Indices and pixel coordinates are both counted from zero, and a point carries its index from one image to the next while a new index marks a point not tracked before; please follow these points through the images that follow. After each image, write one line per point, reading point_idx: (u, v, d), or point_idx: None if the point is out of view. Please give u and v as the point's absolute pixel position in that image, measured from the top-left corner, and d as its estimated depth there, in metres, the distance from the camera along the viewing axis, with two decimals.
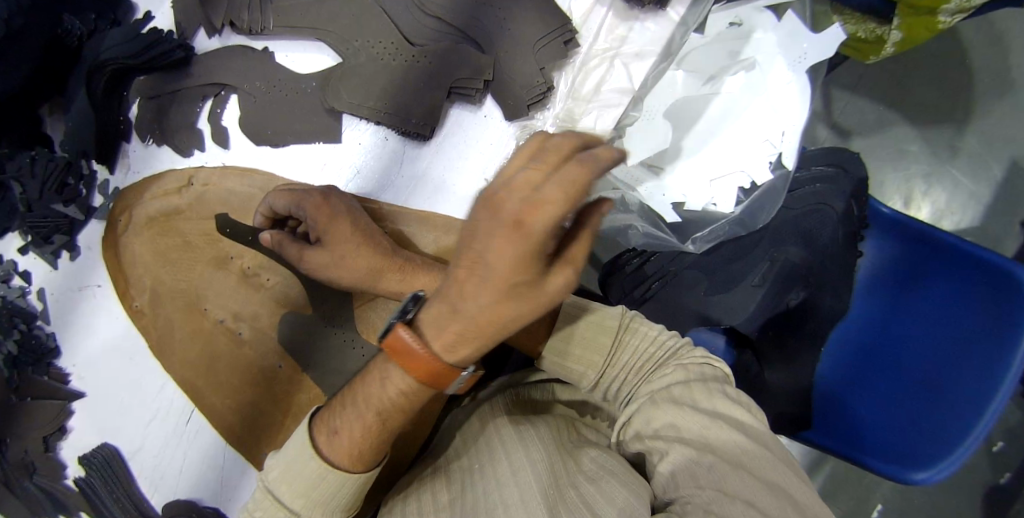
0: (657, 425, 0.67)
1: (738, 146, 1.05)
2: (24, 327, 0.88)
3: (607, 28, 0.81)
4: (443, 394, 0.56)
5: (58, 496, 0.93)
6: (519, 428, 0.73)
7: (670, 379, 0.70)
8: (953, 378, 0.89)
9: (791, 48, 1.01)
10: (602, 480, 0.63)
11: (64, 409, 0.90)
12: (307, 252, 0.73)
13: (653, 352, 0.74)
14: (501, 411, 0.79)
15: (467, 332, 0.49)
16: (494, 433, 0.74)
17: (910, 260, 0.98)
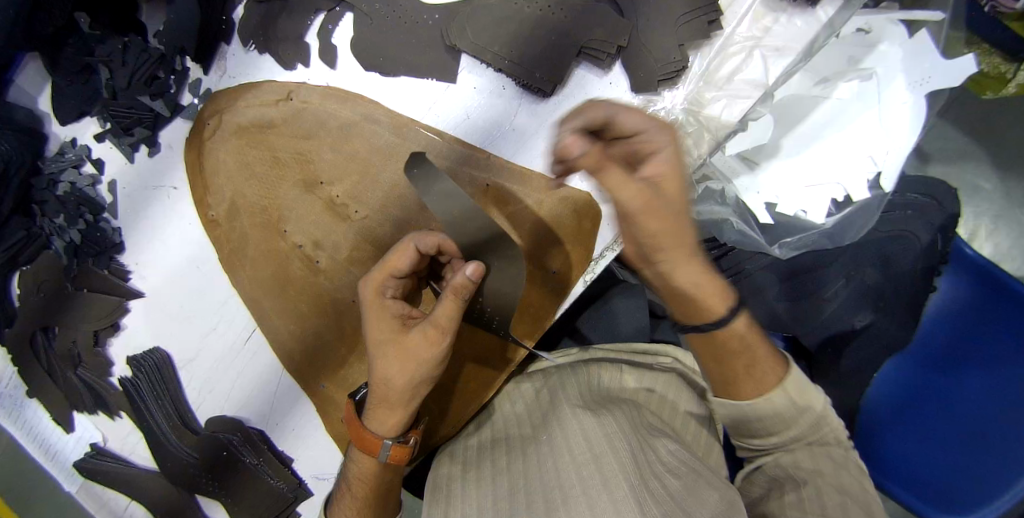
0: (799, 472, 0.61)
1: (836, 157, 1.03)
2: (91, 217, 0.87)
3: (751, 15, 0.75)
4: (380, 438, 0.69)
5: (98, 392, 0.92)
6: (599, 415, 0.67)
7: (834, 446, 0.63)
8: (998, 427, 0.86)
9: (915, 68, 0.97)
10: (689, 477, 0.59)
11: (120, 306, 0.88)
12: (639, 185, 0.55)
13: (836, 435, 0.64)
14: (573, 391, 0.75)
15: (395, 355, 0.66)
16: (569, 416, 0.69)
17: (981, 315, 0.96)
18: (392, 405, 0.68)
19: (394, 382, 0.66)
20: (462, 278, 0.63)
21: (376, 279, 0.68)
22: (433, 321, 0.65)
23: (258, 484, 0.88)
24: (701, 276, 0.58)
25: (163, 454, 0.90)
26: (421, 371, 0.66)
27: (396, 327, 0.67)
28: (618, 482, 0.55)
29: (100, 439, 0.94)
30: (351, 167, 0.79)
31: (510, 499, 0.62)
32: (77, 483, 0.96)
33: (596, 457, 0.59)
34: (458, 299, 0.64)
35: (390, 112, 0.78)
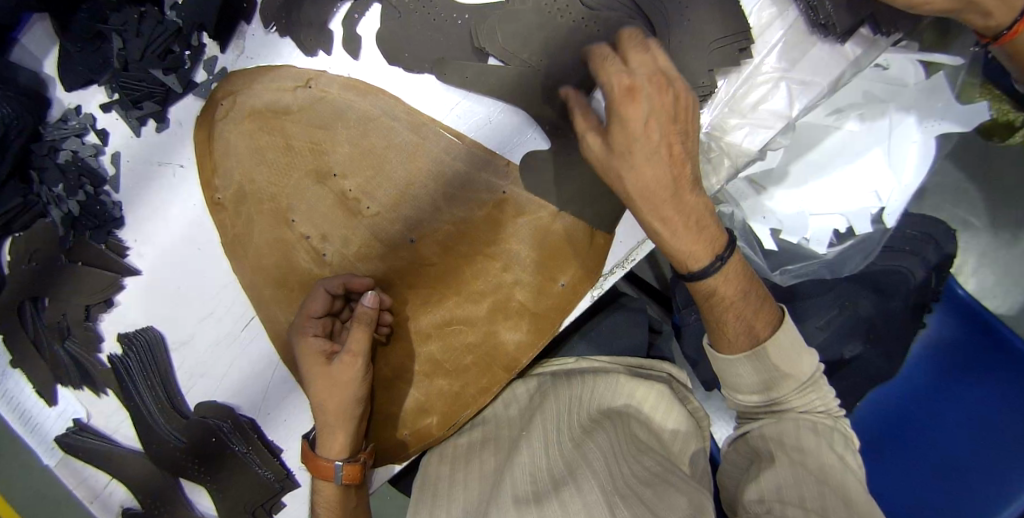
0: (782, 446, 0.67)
1: (844, 188, 1.02)
2: (91, 189, 0.84)
3: (780, 48, 0.77)
4: (330, 463, 0.74)
5: (85, 367, 0.90)
6: (582, 441, 0.69)
7: (805, 421, 0.68)
8: (987, 467, 0.93)
9: (925, 109, 0.99)
10: (660, 485, 0.61)
11: (114, 282, 0.86)
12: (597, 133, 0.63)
13: (817, 406, 0.69)
14: (556, 403, 0.76)
15: (324, 387, 0.73)
16: (546, 434, 0.72)
17: (966, 363, 1.00)
18: (333, 429, 0.75)
19: (327, 408, 0.73)
20: (362, 307, 0.71)
21: (299, 323, 0.75)
22: (347, 349, 0.72)
23: (245, 473, 0.87)
24: (688, 229, 0.64)
25: (148, 435, 0.89)
26: (349, 395, 0.74)
27: (322, 362, 0.73)
28: (591, 489, 0.61)
29: (83, 415, 0.92)
30: (368, 161, 0.78)
31: (490, 500, 0.67)
32: (57, 458, 0.94)
33: (570, 472, 0.65)
34: (363, 325, 0.71)
35: (411, 109, 0.77)
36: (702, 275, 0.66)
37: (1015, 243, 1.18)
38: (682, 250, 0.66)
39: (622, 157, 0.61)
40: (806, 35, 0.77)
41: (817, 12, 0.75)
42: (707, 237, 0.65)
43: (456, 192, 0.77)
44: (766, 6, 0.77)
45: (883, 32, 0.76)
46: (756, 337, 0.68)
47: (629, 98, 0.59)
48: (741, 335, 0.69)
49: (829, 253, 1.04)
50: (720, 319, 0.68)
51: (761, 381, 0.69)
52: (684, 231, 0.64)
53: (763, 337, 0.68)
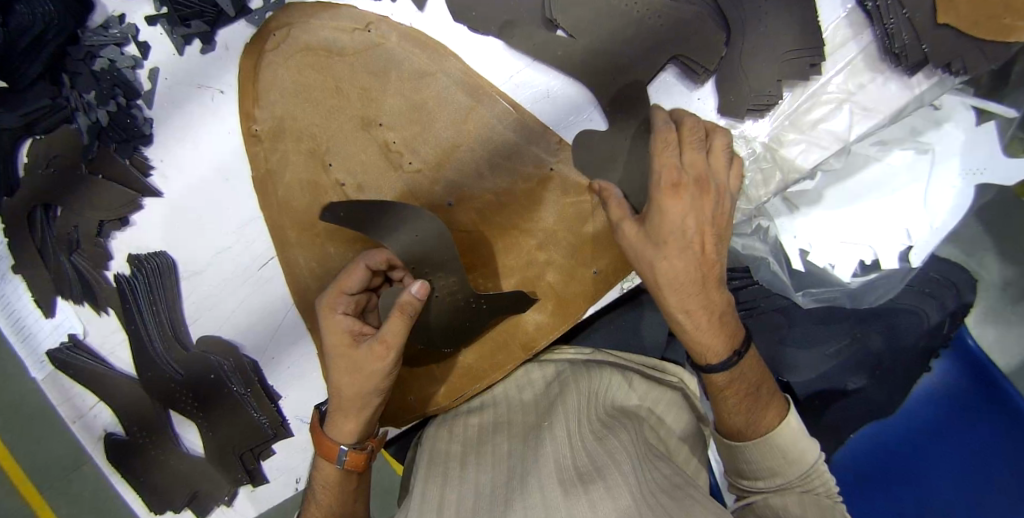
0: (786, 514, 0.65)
1: (876, 220, 1.00)
2: (124, 101, 0.81)
3: (848, 70, 0.76)
4: (336, 444, 0.71)
5: (90, 284, 0.87)
6: (603, 439, 0.64)
7: (811, 484, 0.68)
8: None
9: (972, 157, 0.97)
10: (684, 499, 0.56)
11: (133, 201, 0.83)
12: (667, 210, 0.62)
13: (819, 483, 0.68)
14: (576, 397, 0.71)
15: (345, 370, 0.68)
16: (563, 422, 0.66)
17: (960, 418, 1.01)
18: (345, 413, 0.70)
19: (343, 393, 0.68)
20: (409, 295, 0.65)
21: (329, 297, 0.69)
22: (380, 337, 0.66)
23: (240, 415, 0.86)
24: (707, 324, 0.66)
25: (145, 362, 0.87)
26: (368, 385, 0.68)
27: (347, 344, 0.68)
28: (622, 491, 0.54)
29: (80, 331, 0.89)
30: (418, 117, 0.76)
31: (508, 485, 0.60)
32: (46, 372, 0.92)
33: (598, 468, 0.58)
34: (404, 316, 0.65)
35: (470, 70, 0.74)
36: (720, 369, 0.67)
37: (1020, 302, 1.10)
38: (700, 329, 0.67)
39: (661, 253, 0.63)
40: (877, 62, 0.76)
41: (893, 41, 0.74)
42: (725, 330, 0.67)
43: (502, 162, 0.75)
44: (840, 27, 0.76)
45: (953, 71, 0.75)
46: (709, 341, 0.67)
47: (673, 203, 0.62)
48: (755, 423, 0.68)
49: (852, 283, 1.01)
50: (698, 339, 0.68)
51: (767, 464, 0.68)
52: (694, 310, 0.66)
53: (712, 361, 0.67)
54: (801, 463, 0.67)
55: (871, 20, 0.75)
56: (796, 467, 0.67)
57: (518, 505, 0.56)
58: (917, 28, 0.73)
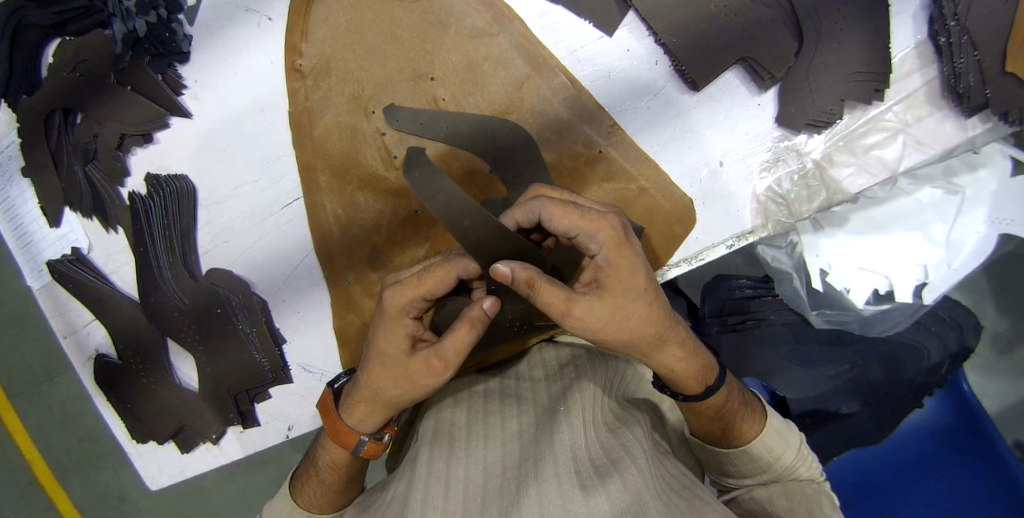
0: (774, 508, 0.64)
1: (897, 252, 0.97)
2: (165, 13, 0.77)
3: (908, 100, 0.76)
4: (354, 432, 0.67)
5: (101, 198, 0.84)
6: (616, 432, 0.63)
7: (795, 473, 0.66)
8: None
9: (1002, 206, 0.95)
10: (697, 501, 0.56)
11: (160, 119, 0.80)
12: (575, 304, 0.55)
13: (802, 470, 0.66)
14: (594, 383, 0.71)
15: (389, 373, 0.60)
16: (579, 409, 0.66)
17: (944, 450, 1.00)
18: (369, 408, 0.65)
19: (383, 392, 0.62)
20: (479, 311, 0.58)
21: (402, 296, 0.57)
22: (439, 351, 0.58)
23: (240, 353, 0.84)
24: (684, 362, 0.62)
25: (149, 286, 0.84)
26: (411, 393, 0.61)
27: (403, 349, 0.59)
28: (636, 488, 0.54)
29: (84, 246, 0.86)
30: (471, 76, 0.73)
31: (522, 469, 0.60)
32: (42, 282, 0.89)
33: (614, 461, 0.58)
34: (471, 333, 0.58)
35: (531, 37, 0.72)
36: (706, 393, 0.64)
37: (1013, 350, 1.12)
38: (669, 367, 0.62)
39: (609, 322, 0.56)
40: (937, 97, 0.76)
41: (959, 80, 0.73)
42: (701, 360, 0.64)
43: (551, 136, 0.74)
44: (908, 57, 0.75)
45: (1009, 121, 0.74)
46: (690, 369, 0.63)
47: (618, 252, 0.56)
48: (738, 429, 0.67)
49: (866, 310, 1.00)
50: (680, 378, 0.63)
51: (753, 462, 0.67)
52: (674, 363, 0.62)
53: (695, 390, 0.64)
54: (785, 454, 0.66)
55: (940, 56, 0.74)
56: (781, 459, 0.66)
57: (531, 492, 0.55)
58: (983, 68, 0.73)
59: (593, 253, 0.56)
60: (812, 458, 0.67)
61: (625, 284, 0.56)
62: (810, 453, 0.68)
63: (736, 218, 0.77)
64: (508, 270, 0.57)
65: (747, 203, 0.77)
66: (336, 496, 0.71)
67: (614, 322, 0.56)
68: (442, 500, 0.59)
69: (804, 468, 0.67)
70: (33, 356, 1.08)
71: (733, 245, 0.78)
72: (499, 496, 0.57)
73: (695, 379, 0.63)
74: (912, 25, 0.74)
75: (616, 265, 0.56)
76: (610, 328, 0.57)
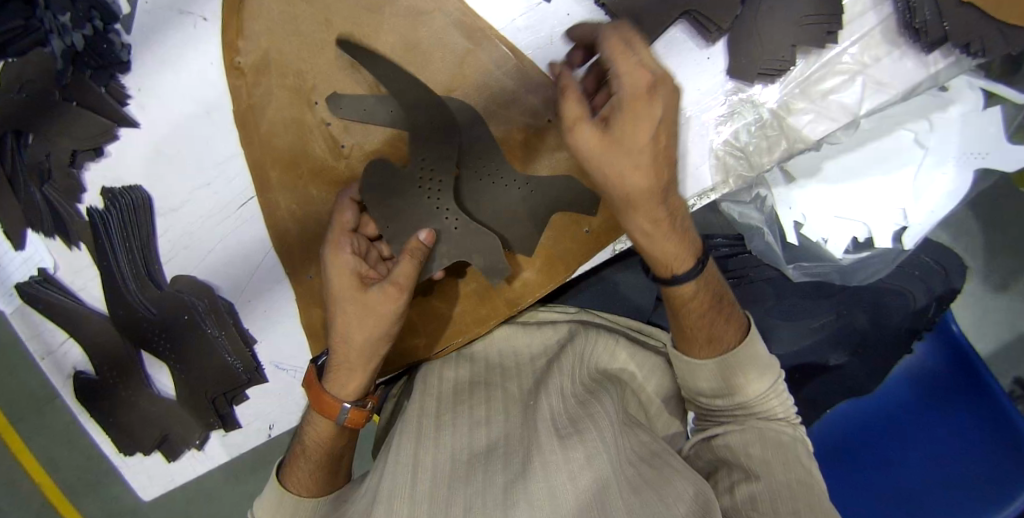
0: (748, 455, 0.62)
1: (874, 198, 0.96)
2: (100, 24, 0.75)
3: (864, 40, 0.74)
4: (337, 401, 0.67)
5: (61, 216, 0.83)
6: (585, 403, 0.63)
7: (773, 424, 0.64)
8: (933, 502, 0.93)
9: (976, 140, 0.92)
10: (664, 468, 0.56)
11: (108, 131, 0.78)
12: (587, 127, 0.53)
13: (778, 412, 0.65)
14: (566, 366, 0.70)
15: (352, 318, 0.64)
16: (547, 390, 0.65)
17: (937, 399, 0.99)
18: (351, 367, 0.66)
19: (351, 342, 0.64)
20: (416, 239, 0.65)
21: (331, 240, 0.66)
22: (391, 279, 0.63)
23: (214, 358, 0.84)
24: (666, 235, 0.61)
25: (116, 300, 0.84)
26: (378, 330, 0.64)
27: (357, 287, 0.64)
28: (602, 464, 0.54)
29: (50, 266, 0.86)
30: (411, 57, 0.72)
31: (493, 456, 0.59)
32: (14, 306, 0.88)
33: (579, 431, 0.58)
34: (415, 258, 0.64)
35: (467, 11, 0.71)
36: (686, 277, 0.63)
37: (1003, 289, 1.10)
38: (653, 244, 0.61)
39: (611, 156, 0.53)
40: (894, 34, 0.74)
41: (914, 14, 0.71)
42: (688, 244, 0.63)
43: (497, 110, 0.73)
44: None
45: (971, 53, 0.72)
46: (681, 248, 0.62)
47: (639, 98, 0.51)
48: (716, 335, 0.66)
49: (844, 259, 1.00)
50: (661, 251, 0.62)
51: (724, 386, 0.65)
52: (653, 233, 0.60)
53: (675, 269, 0.63)
54: (759, 384, 0.65)
55: None
56: (755, 392, 0.64)
57: (502, 477, 0.56)
58: None
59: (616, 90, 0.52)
60: (785, 392, 0.66)
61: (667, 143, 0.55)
62: (785, 389, 0.66)
63: (694, 178, 0.77)
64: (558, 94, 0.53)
65: (705, 160, 0.76)
66: (324, 484, 0.70)
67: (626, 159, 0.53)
68: (410, 484, 0.57)
69: (781, 406, 0.66)
70: (32, 381, 1.08)
71: (696, 203, 0.78)
72: (464, 480, 0.57)
73: (676, 258, 0.62)
74: None
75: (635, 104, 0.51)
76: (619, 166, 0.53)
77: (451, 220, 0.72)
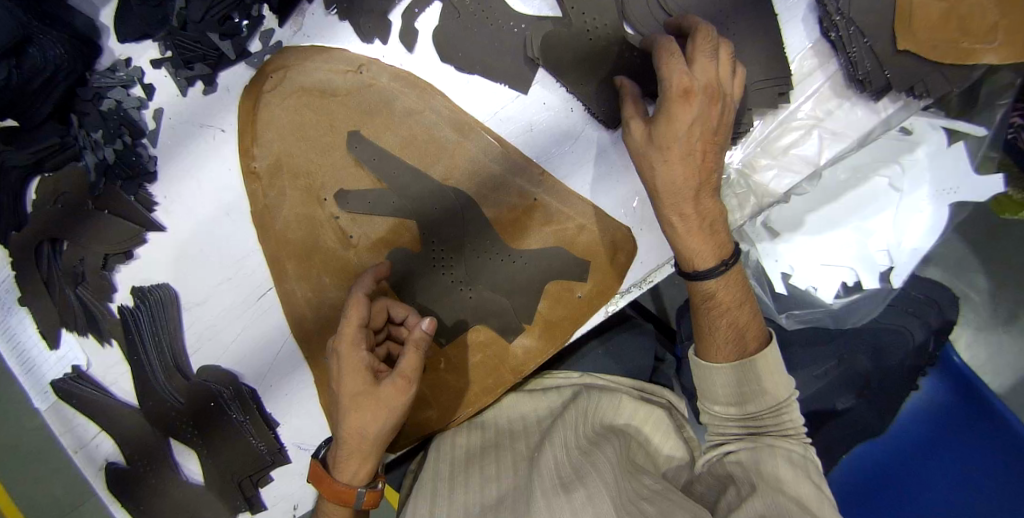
0: (756, 470, 0.66)
1: (858, 243, 1.01)
2: (130, 140, 0.83)
3: (816, 98, 0.81)
4: (351, 488, 0.71)
5: (94, 315, 0.90)
6: (587, 455, 0.68)
7: (784, 443, 0.67)
8: None
9: (941, 177, 0.98)
10: (664, 501, 0.61)
11: (137, 235, 0.86)
12: (647, 129, 0.66)
13: (787, 428, 0.68)
14: (571, 424, 0.74)
15: (365, 411, 0.68)
16: (551, 445, 0.70)
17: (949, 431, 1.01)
18: (358, 454, 0.71)
19: (364, 432, 0.69)
20: (420, 331, 0.70)
21: (342, 335, 0.69)
22: (400, 372, 0.69)
23: (239, 441, 0.88)
24: (700, 230, 0.68)
25: (146, 391, 0.89)
26: (390, 420, 0.69)
27: (368, 381, 0.68)
28: (603, 498, 0.59)
29: (83, 363, 0.92)
30: (409, 152, 0.80)
31: (504, 509, 0.63)
32: (50, 403, 0.93)
33: (581, 477, 0.63)
34: (421, 349, 0.70)
35: (456, 108, 0.79)
36: (712, 272, 0.68)
37: (1011, 321, 1.13)
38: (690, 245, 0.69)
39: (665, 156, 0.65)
40: (843, 89, 0.81)
41: (856, 68, 0.78)
42: (716, 243, 0.69)
43: (488, 193, 0.80)
44: (806, 58, 0.80)
45: (916, 95, 0.79)
46: (709, 249, 0.69)
47: (681, 101, 0.62)
48: (742, 338, 0.70)
49: (835, 304, 1.02)
50: (691, 245, 0.69)
51: (738, 392, 0.70)
52: (692, 231, 0.68)
53: (702, 261, 0.69)
54: (771, 395, 0.68)
55: (836, 50, 0.79)
56: (767, 401, 0.68)
57: None
58: (879, 58, 0.78)
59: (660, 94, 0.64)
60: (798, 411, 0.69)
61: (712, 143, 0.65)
62: (797, 408, 0.69)
63: None
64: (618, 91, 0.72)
65: None
66: None
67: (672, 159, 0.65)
68: None
69: (792, 422, 0.69)
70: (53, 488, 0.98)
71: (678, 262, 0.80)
72: None
73: (703, 255, 0.69)
74: (806, 32, 0.79)
75: (678, 106, 0.62)
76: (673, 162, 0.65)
77: (468, 293, 0.82)
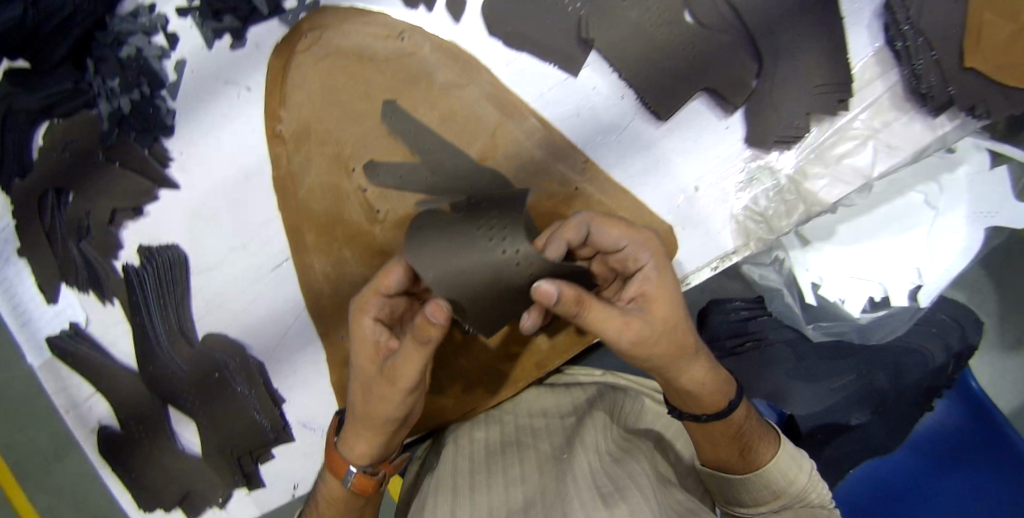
0: None
1: (889, 258, 0.98)
2: (148, 90, 0.78)
3: (874, 107, 0.78)
4: (345, 462, 0.67)
5: (96, 272, 0.85)
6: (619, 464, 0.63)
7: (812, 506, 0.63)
8: None
9: (981, 200, 0.95)
10: None
11: (149, 192, 0.81)
12: (632, 322, 0.55)
13: (813, 497, 0.63)
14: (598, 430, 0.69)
15: (365, 387, 0.63)
16: (581, 452, 0.65)
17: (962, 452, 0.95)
18: (358, 431, 0.66)
19: (360, 408, 0.64)
20: (425, 320, 0.53)
21: (359, 302, 0.65)
22: (395, 358, 0.59)
23: (241, 415, 0.84)
24: (704, 379, 0.62)
25: (147, 356, 0.85)
26: (382, 405, 0.62)
27: (370, 356, 0.63)
28: (642, 508, 0.53)
29: (82, 320, 0.87)
30: (445, 127, 0.76)
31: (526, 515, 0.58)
32: (44, 359, 0.89)
33: (619, 487, 0.57)
34: (421, 340, 0.56)
35: (499, 85, 0.75)
36: (725, 410, 0.63)
37: None
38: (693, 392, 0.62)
39: (661, 314, 0.58)
40: (902, 100, 0.77)
41: (920, 81, 0.75)
42: (715, 375, 0.64)
43: (525, 178, 0.76)
44: (869, 65, 0.77)
45: (976, 115, 0.76)
46: (704, 374, 0.63)
47: (663, 263, 0.60)
48: (752, 455, 0.64)
49: (862, 319, 1.00)
50: (691, 392, 0.62)
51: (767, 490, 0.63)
52: (700, 378, 0.62)
53: (707, 405, 0.63)
54: (798, 478, 0.64)
55: (899, 60, 0.76)
56: (794, 484, 0.63)
57: None
58: (943, 71, 0.74)
59: (643, 264, 0.60)
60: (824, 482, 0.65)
61: (671, 301, 0.58)
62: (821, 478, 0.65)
63: (715, 241, 0.79)
64: (554, 288, 0.51)
65: (727, 226, 0.78)
66: None
67: (662, 333, 0.57)
68: None
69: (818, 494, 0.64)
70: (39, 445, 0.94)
71: (718, 266, 0.79)
72: None
73: (711, 394, 0.63)
74: (869, 37, 0.76)
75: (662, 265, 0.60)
76: (661, 329, 0.57)
77: None
